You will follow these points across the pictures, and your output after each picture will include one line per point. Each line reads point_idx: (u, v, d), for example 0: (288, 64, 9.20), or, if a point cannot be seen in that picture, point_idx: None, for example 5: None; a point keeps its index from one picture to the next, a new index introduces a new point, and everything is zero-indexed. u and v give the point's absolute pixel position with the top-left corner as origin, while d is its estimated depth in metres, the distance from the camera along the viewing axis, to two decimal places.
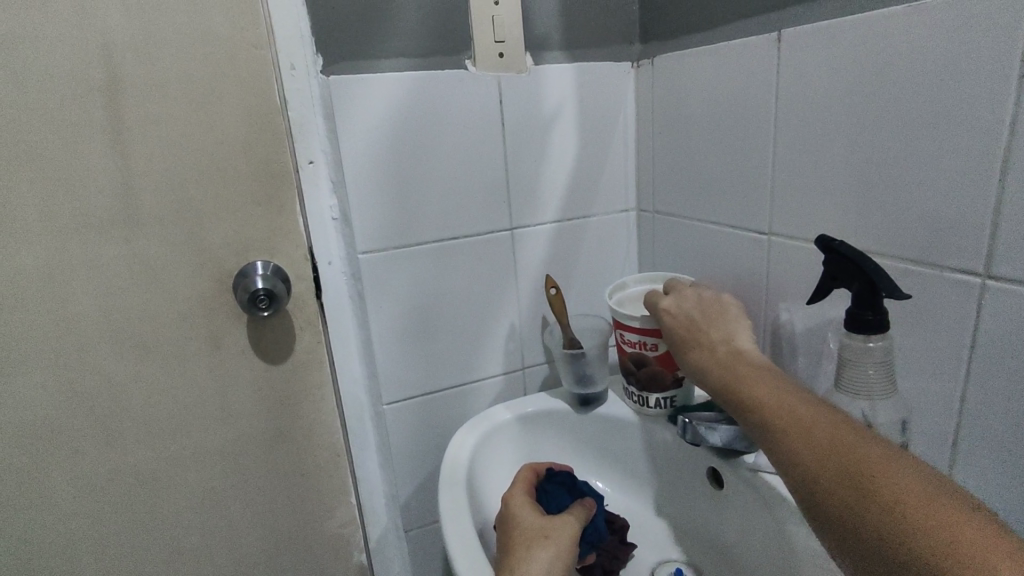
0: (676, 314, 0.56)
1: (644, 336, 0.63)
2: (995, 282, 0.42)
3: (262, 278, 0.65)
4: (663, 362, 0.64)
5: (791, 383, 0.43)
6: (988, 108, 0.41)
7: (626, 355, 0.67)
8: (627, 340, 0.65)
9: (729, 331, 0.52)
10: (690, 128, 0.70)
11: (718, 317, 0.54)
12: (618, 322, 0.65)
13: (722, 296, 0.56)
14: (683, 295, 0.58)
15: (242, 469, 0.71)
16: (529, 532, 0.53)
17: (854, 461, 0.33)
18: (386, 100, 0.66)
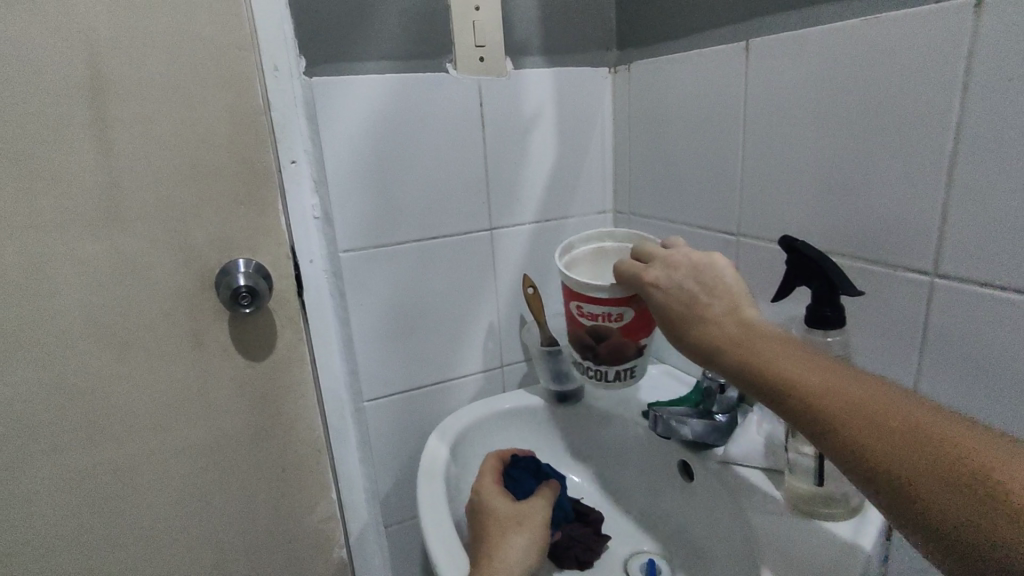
0: (665, 287, 0.51)
1: (608, 306, 0.59)
2: (943, 280, 0.45)
3: (244, 276, 0.66)
4: (628, 331, 0.61)
5: (823, 358, 0.39)
6: (935, 118, 0.44)
7: (580, 328, 0.63)
8: (586, 312, 0.62)
9: (733, 298, 0.47)
10: (665, 133, 0.72)
11: (719, 284, 0.48)
12: (576, 293, 0.61)
13: (713, 254, 0.52)
14: (671, 265, 0.52)
15: (222, 467, 0.71)
16: (501, 523, 0.55)
17: (954, 454, 0.29)
18: (368, 102, 0.67)
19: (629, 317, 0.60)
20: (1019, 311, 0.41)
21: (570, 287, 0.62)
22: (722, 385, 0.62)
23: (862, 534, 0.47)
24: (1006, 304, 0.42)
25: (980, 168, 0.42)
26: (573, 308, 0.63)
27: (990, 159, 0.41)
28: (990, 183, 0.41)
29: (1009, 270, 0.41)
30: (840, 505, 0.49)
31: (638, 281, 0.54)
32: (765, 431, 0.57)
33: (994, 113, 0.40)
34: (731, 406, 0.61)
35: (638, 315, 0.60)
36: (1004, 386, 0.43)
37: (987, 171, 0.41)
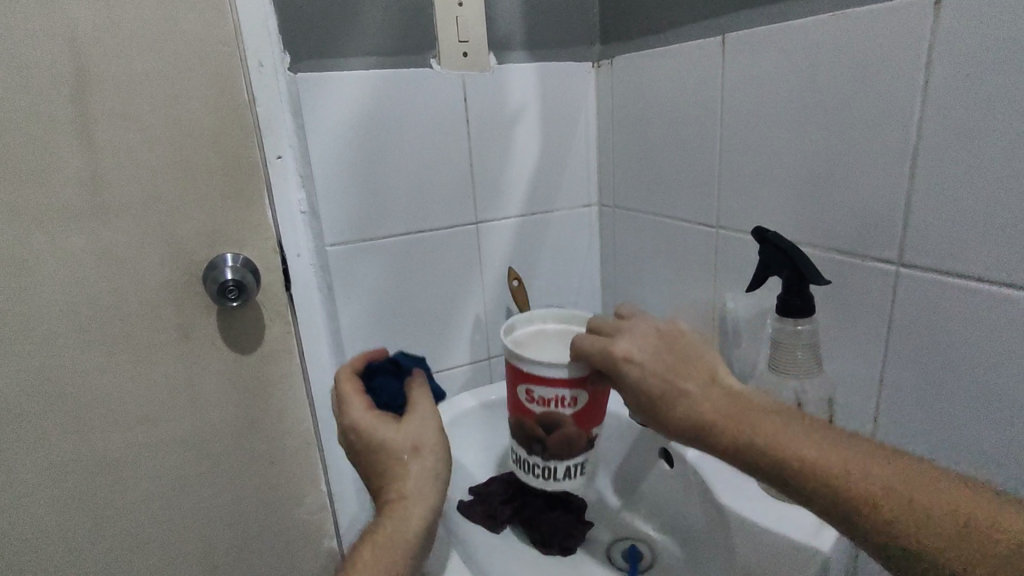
0: (641, 362, 0.46)
1: (560, 389, 0.50)
2: (908, 270, 0.47)
3: (233, 270, 0.66)
4: (579, 420, 0.51)
5: (816, 428, 0.41)
6: (900, 111, 0.45)
7: (531, 417, 0.52)
8: (537, 397, 0.51)
9: (708, 367, 0.47)
10: (647, 126, 0.73)
11: (689, 355, 0.47)
12: (521, 373, 0.51)
13: (675, 325, 0.50)
14: (640, 337, 0.48)
15: (211, 458, 0.72)
16: (398, 464, 0.48)
17: (982, 534, 0.34)
18: (352, 98, 0.68)
19: (582, 403, 0.51)
20: (978, 298, 0.43)
21: (515, 366, 0.51)
22: None
23: None
24: (967, 292, 0.43)
25: (941, 161, 0.43)
26: (521, 393, 0.52)
27: (950, 152, 0.43)
28: (951, 176, 0.43)
29: (968, 259, 0.43)
30: None
31: (605, 358, 0.47)
32: None
33: (954, 107, 0.42)
34: None
35: (593, 399, 0.51)
36: (964, 372, 0.45)
37: (947, 164, 0.43)
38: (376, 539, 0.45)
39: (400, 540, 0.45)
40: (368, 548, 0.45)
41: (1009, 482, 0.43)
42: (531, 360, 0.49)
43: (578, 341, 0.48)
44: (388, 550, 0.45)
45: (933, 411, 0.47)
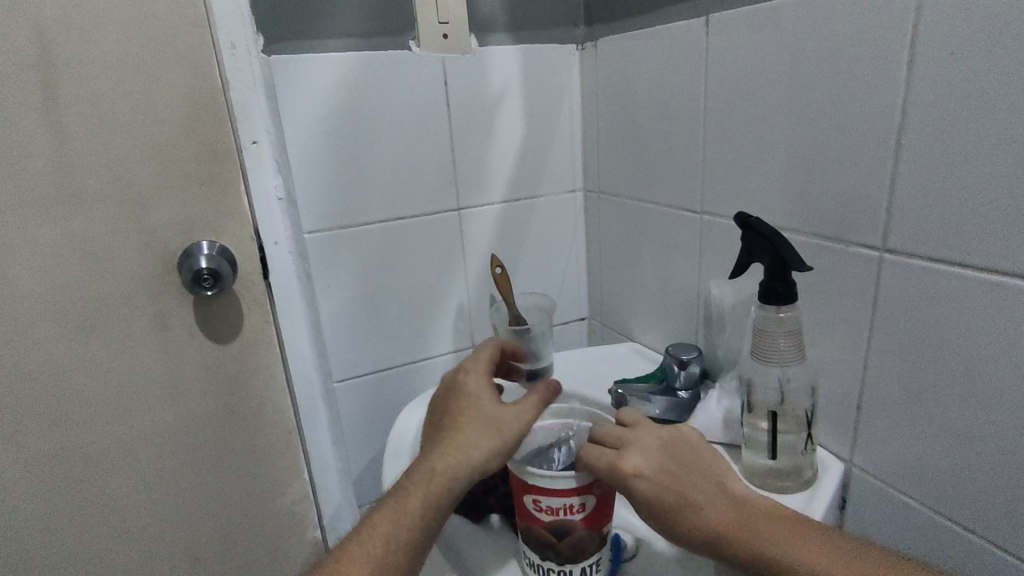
0: (650, 476, 0.45)
1: (567, 497, 0.47)
2: (893, 255, 0.46)
3: (207, 258, 0.65)
4: (591, 522, 0.48)
5: (815, 530, 0.43)
6: (884, 92, 0.44)
7: (540, 526, 0.48)
8: (544, 506, 0.48)
9: (712, 470, 0.47)
10: (632, 110, 0.72)
11: (695, 458, 0.47)
12: (525, 485, 0.48)
13: (682, 429, 0.49)
14: (644, 447, 0.47)
15: (191, 450, 0.71)
16: (472, 427, 0.50)
17: None
18: (329, 81, 0.66)
19: (591, 506, 0.48)
20: (961, 283, 0.42)
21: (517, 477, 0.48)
22: (683, 361, 0.62)
23: (810, 509, 0.49)
24: (950, 277, 0.43)
25: (924, 143, 0.42)
26: (526, 502, 0.49)
27: (934, 135, 0.42)
28: (935, 158, 0.42)
29: (952, 244, 0.42)
30: (793, 478, 0.51)
31: (613, 472, 0.46)
32: (723, 406, 0.58)
33: (939, 88, 0.41)
34: (694, 382, 0.62)
35: (602, 500, 0.48)
36: (946, 358, 0.44)
37: (931, 147, 0.42)
38: (424, 470, 0.48)
39: (444, 485, 0.48)
40: (417, 473, 0.48)
41: (991, 470, 0.43)
42: (537, 473, 0.46)
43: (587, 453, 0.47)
44: (429, 488, 0.47)
45: (915, 399, 0.47)
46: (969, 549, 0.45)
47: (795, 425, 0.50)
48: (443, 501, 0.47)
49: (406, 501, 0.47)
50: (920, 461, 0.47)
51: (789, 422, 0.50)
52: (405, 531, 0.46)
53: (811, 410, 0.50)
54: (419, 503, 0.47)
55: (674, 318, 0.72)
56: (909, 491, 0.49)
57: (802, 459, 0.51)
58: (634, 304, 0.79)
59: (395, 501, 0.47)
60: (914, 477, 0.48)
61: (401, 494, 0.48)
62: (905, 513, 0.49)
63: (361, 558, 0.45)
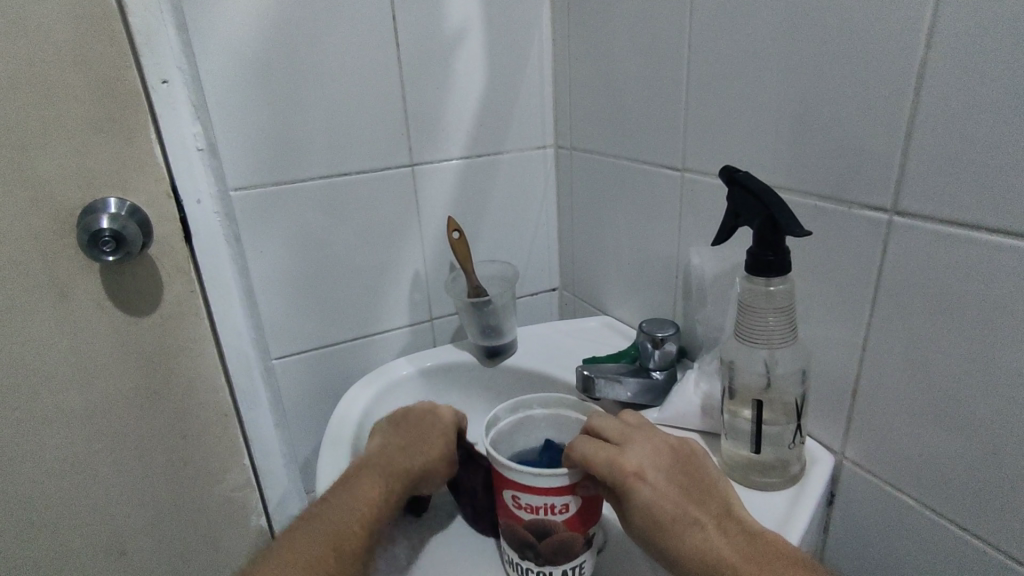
0: (653, 481, 0.41)
1: (549, 496, 0.43)
2: (903, 218, 0.39)
3: (110, 219, 0.55)
4: (575, 523, 0.44)
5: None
6: (904, 18, 0.36)
7: (519, 523, 0.45)
8: (524, 503, 0.44)
9: (721, 490, 0.42)
10: (607, 53, 0.63)
11: (704, 473, 0.43)
12: (504, 478, 0.44)
13: (689, 440, 0.45)
14: (651, 450, 0.43)
15: (108, 436, 0.64)
16: (435, 430, 0.50)
17: None
18: (253, 10, 0.56)
19: (575, 507, 0.44)
20: (984, 254, 0.35)
21: (498, 469, 0.45)
22: (659, 340, 0.55)
23: (796, 507, 0.43)
24: (972, 246, 0.36)
25: (949, 83, 0.35)
26: (506, 497, 0.45)
27: (962, 71, 0.34)
28: (963, 99, 0.34)
29: (976, 206, 0.35)
30: (777, 472, 0.45)
31: (610, 471, 0.41)
32: (702, 390, 0.51)
33: (971, 11, 0.33)
34: (670, 362, 0.55)
35: (588, 501, 0.44)
36: (960, 342, 0.38)
37: (957, 86, 0.35)
38: (381, 467, 0.48)
39: (399, 484, 0.48)
40: (374, 469, 0.48)
41: (1009, 472, 0.37)
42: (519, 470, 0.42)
43: (584, 448, 0.43)
44: (386, 489, 0.47)
45: (920, 386, 0.40)
46: (975, 558, 0.40)
47: (782, 415, 0.44)
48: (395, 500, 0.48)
49: (357, 495, 0.47)
50: (923, 458, 0.41)
51: (775, 412, 0.44)
52: (349, 527, 0.45)
53: (801, 399, 0.44)
54: (369, 500, 0.46)
55: (650, 289, 0.64)
56: (908, 488, 0.43)
57: (790, 453, 0.44)
58: (608, 273, 0.71)
59: (347, 494, 0.47)
60: (915, 473, 0.42)
61: (352, 489, 0.47)
62: (901, 513, 0.44)
63: (301, 549, 0.44)
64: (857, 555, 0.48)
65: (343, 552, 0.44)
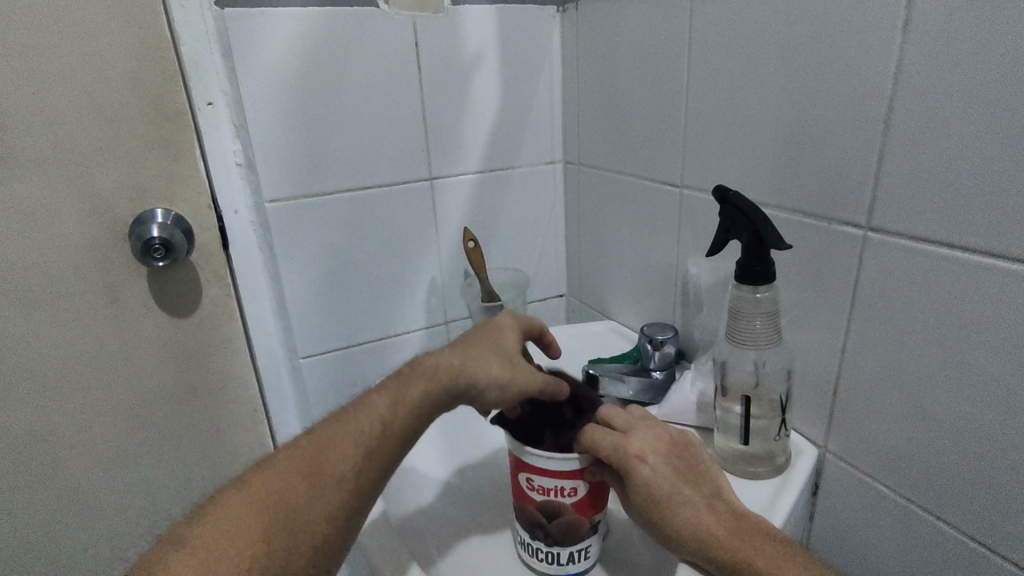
0: (653, 465, 0.45)
1: (560, 479, 0.48)
2: (876, 233, 0.44)
3: (160, 227, 0.61)
4: (582, 507, 0.49)
5: (807, 559, 0.41)
6: (875, 58, 0.41)
7: (531, 504, 0.50)
8: (537, 485, 0.49)
9: (714, 478, 0.46)
10: (613, 77, 0.68)
11: (699, 463, 0.47)
12: (521, 461, 0.49)
13: (688, 433, 0.50)
14: (653, 439, 0.47)
15: (149, 427, 0.69)
16: (483, 339, 0.44)
17: None
18: (292, 37, 0.61)
19: (582, 491, 0.49)
20: (947, 267, 0.40)
21: (517, 453, 0.50)
22: (658, 342, 0.59)
23: (781, 495, 0.48)
24: (934, 259, 0.41)
25: (912, 116, 0.40)
26: (521, 479, 0.50)
27: (924, 105, 0.39)
28: (926, 131, 0.39)
29: (937, 223, 0.40)
30: (765, 463, 0.49)
31: (617, 454, 0.46)
32: (698, 388, 0.56)
33: (929, 54, 0.38)
34: (669, 363, 0.60)
35: (595, 487, 0.49)
36: (924, 344, 0.42)
37: (919, 119, 0.40)
38: (403, 376, 0.42)
39: (421, 391, 0.41)
40: (396, 379, 0.42)
41: (969, 460, 0.41)
42: (535, 454, 0.47)
43: (593, 433, 0.47)
44: (406, 401, 0.40)
45: (893, 385, 0.45)
46: (939, 539, 0.44)
47: (768, 410, 0.49)
48: (416, 413, 0.40)
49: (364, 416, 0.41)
50: (896, 449, 0.46)
51: (762, 407, 0.49)
52: (351, 447, 0.40)
53: (785, 395, 0.48)
54: (382, 414, 0.40)
55: (651, 295, 0.69)
56: (882, 478, 0.47)
57: (775, 445, 0.49)
58: (612, 280, 0.76)
59: (361, 407, 0.42)
60: (889, 464, 0.47)
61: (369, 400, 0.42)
62: (876, 499, 0.48)
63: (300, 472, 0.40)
64: (837, 540, 0.52)
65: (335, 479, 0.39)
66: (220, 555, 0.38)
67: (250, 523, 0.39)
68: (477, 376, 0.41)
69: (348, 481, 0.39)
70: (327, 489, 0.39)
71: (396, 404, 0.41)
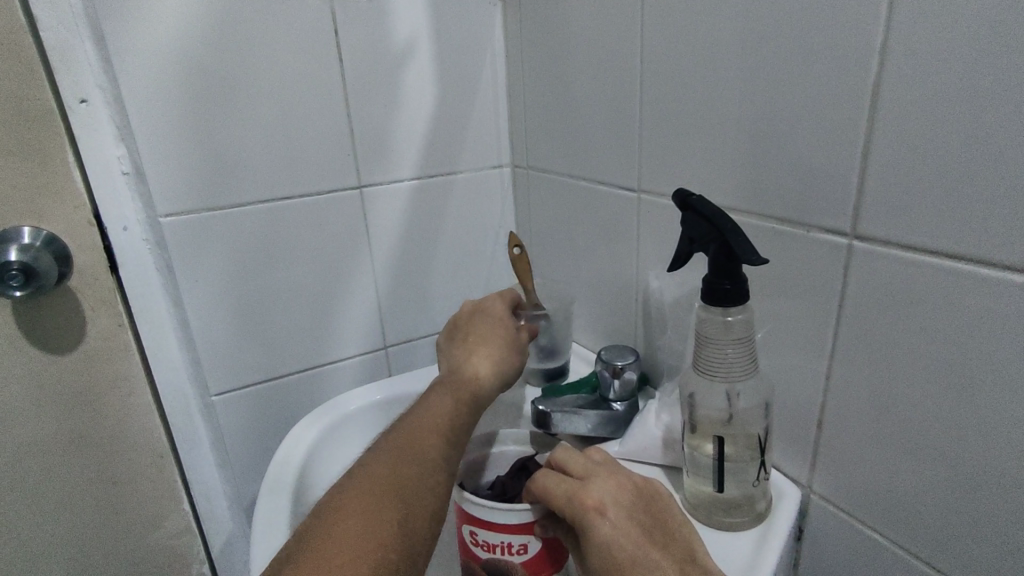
0: (615, 519, 0.38)
1: (506, 534, 0.41)
2: (862, 243, 0.37)
3: (17, 251, 0.51)
4: (534, 566, 0.42)
5: None
6: (856, 37, 0.35)
7: (477, 562, 0.43)
8: (481, 540, 0.42)
9: (692, 537, 0.38)
10: (560, 70, 0.61)
11: (674, 517, 0.39)
12: (463, 512, 0.43)
13: (657, 480, 0.43)
14: (617, 486, 0.40)
15: (30, 480, 0.59)
16: (489, 336, 0.51)
17: None
18: (182, 22, 0.52)
19: (535, 548, 0.42)
20: (947, 281, 0.33)
21: (459, 503, 0.43)
22: (616, 369, 0.52)
23: (763, 551, 0.41)
24: (935, 272, 0.34)
25: (902, 102, 0.33)
26: (464, 534, 0.43)
27: (919, 89, 0.33)
28: (918, 121, 0.33)
29: (937, 231, 0.33)
30: (744, 511, 0.42)
31: (570, 504, 0.39)
32: (663, 422, 0.49)
33: (922, 27, 0.32)
34: (631, 391, 0.53)
35: (552, 545, 0.42)
36: (925, 374, 0.36)
37: (913, 105, 0.33)
38: (452, 380, 0.48)
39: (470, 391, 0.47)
40: (445, 385, 0.48)
41: (982, 514, 0.35)
42: (478, 502, 0.41)
43: (549, 479, 0.40)
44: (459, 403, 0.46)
45: (887, 419, 0.38)
46: None
47: (745, 450, 0.41)
48: (469, 410, 0.46)
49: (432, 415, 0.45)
50: (890, 492, 0.39)
51: (738, 446, 0.41)
52: (431, 441, 0.43)
53: (764, 432, 0.41)
54: (448, 413, 0.45)
55: (611, 313, 0.62)
56: (875, 525, 0.41)
57: (755, 490, 0.42)
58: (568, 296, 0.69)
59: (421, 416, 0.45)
60: (882, 509, 0.40)
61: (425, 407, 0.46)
62: (873, 553, 0.42)
63: (395, 470, 0.41)
64: None
65: (428, 470, 0.42)
66: (353, 537, 0.37)
67: (370, 508, 0.38)
68: (503, 370, 0.49)
69: (437, 472, 0.42)
70: (429, 480, 0.41)
71: (454, 408, 0.46)
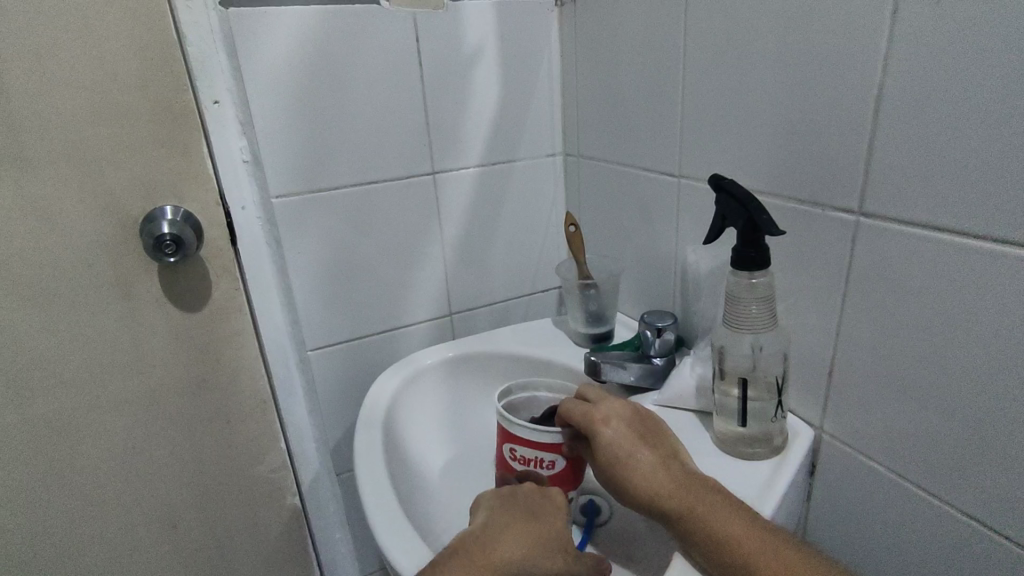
0: (614, 428, 0.49)
1: (539, 450, 0.52)
2: (868, 219, 0.45)
3: (170, 224, 0.62)
4: (558, 480, 0.52)
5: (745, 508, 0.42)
6: (864, 48, 0.42)
7: (512, 475, 0.54)
8: (518, 455, 0.53)
9: (674, 444, 0.49)
10: (610, 70, 0.69)
11: (660, 431, 0.50)
12: (505, 432, 0.54)
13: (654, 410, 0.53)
14: (617, 406, 0.51)
15: (164, 419, 0.71)
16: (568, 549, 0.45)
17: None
18: (297, 35, 0.63)
19: (561, 466, 0.52)
20: (937, 249, 0.41)
21: (503, 425, 0.54)
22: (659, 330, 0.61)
23: (777, 475, 0.49)
24: (925, 243, 0.42)
25: (902, 104, 0.41)
26: (504, 451, 0.54)
27: (914, 92, 0.40)
28: (919, 117, 0.40)
29: (931, 209, 0.41)
30: (763, 444, 0.51)
31: (585, 420, 0.50)
32: (697, 373, 0.58)
33: (920, 41, 0.39)
34: (669, 349, 0.62)
35: (573, 465, 0.52)
36: (918, 329, 0.43)
37: (909, 107, 0.40)
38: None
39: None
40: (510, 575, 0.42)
41: (962, 441, 0.42)
42: (522, 427, 0.52)
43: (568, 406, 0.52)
44: None
45: (887, 367, 0.46)
46: (932, 515, 0.45)
47: (765, 392, 0.50)
48: None
49: None
50: (887, 428, 0.47)
51: (759, 389, 0.49)
52: None
53: (782, 377, 0.49)
54: None
55: (652, 285, 0.70)
56: (876, 456, 0.49)
57: (772, 426, 0.50)
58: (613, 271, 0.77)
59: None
60: (880, 443, 0.48)
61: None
62: (874, 481, 0.49)
63: None
64: (839, 523, 0.54)
65: None
66: None
67: None
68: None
69: None
70: None
71: None
